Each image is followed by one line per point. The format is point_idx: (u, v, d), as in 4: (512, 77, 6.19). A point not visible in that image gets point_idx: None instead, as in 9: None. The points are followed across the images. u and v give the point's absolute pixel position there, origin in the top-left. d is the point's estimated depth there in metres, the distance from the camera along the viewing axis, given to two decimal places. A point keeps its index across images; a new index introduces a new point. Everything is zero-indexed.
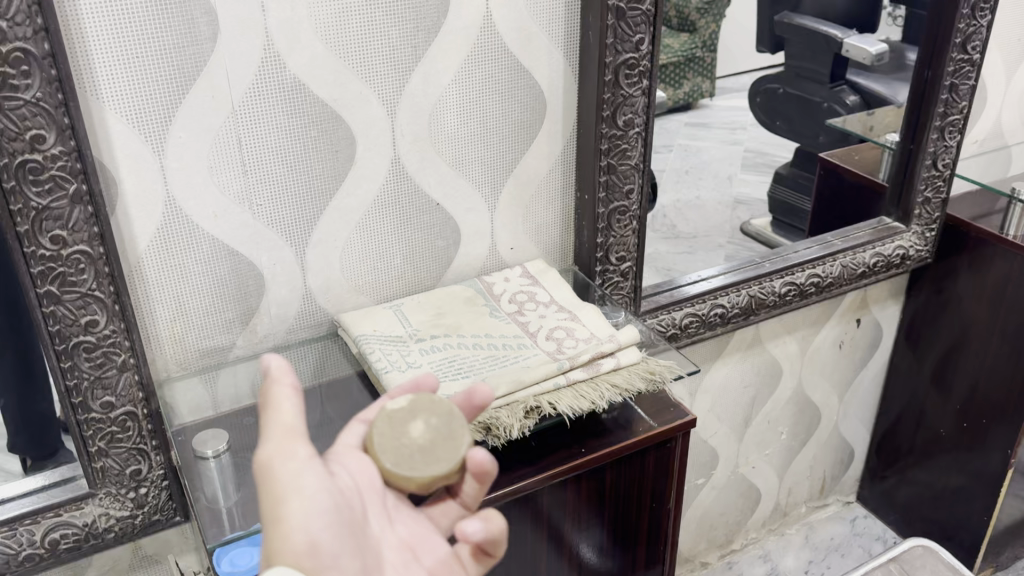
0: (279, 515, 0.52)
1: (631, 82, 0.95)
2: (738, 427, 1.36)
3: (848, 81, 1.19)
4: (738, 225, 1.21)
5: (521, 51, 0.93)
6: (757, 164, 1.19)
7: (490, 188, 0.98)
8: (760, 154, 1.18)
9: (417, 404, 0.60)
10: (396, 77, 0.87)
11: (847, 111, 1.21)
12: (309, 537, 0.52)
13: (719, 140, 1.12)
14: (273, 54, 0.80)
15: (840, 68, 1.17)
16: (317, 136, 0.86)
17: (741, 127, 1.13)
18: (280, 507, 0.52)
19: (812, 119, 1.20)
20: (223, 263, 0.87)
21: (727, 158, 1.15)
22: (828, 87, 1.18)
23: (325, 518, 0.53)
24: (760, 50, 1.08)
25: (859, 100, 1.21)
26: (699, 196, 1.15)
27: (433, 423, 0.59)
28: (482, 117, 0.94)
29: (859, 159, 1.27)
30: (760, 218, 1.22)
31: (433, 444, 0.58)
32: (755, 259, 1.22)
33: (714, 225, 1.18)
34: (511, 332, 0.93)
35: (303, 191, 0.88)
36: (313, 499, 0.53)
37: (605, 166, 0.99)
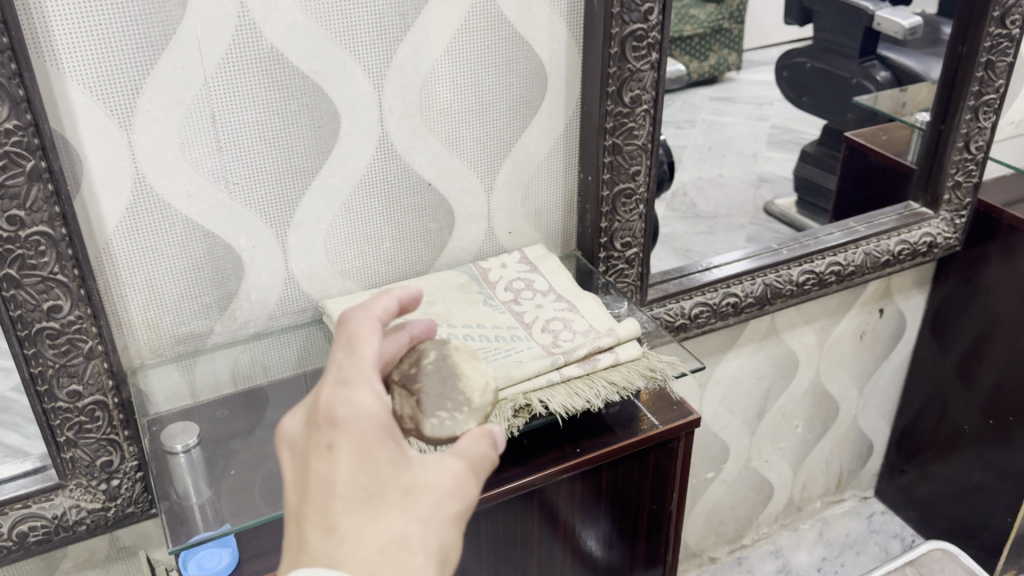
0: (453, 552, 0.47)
1: (638, 55, 0.88)
2: (751, 419, 1.30)
3: (878, 56, 1.10)
4: (761, 204, 1.14)
5: (520, 22, 0.86)
6: (784, 141, 1.12)
7: (487, 167, 0.92)
8: (787, 130, 1.11)
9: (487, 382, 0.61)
10: (384, 48, 0.81)
11: (876, 88, 1.13)
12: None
13: (743, 116, 1.06)
14: (247, 22, 0.75)
15: (871, 43, 1.09)
16: (297, 110, 0.80)
17: (767, 102, 1.07)
18: (456, 543, 0.47)
19: (838, 97, 1.13)
20: (198, 245, 0.82)
21: (750, 134, 1.09)
22: (858, 63, 1.10)
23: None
24: (787, 22, 1.03)
25: (890, 76, 1.13)
26: (721, 173, 1.10)
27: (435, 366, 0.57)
28: (477, 92, 0.88)
29: (886, 139, 1.20)
30: (785, 198, 1.15)
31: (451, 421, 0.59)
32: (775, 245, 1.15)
33: (735, 205, 1.13)
34: (505, 322, 0.88)
35: (283, 169, 0.82)
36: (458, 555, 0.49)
37: (609, 146, 0.93)
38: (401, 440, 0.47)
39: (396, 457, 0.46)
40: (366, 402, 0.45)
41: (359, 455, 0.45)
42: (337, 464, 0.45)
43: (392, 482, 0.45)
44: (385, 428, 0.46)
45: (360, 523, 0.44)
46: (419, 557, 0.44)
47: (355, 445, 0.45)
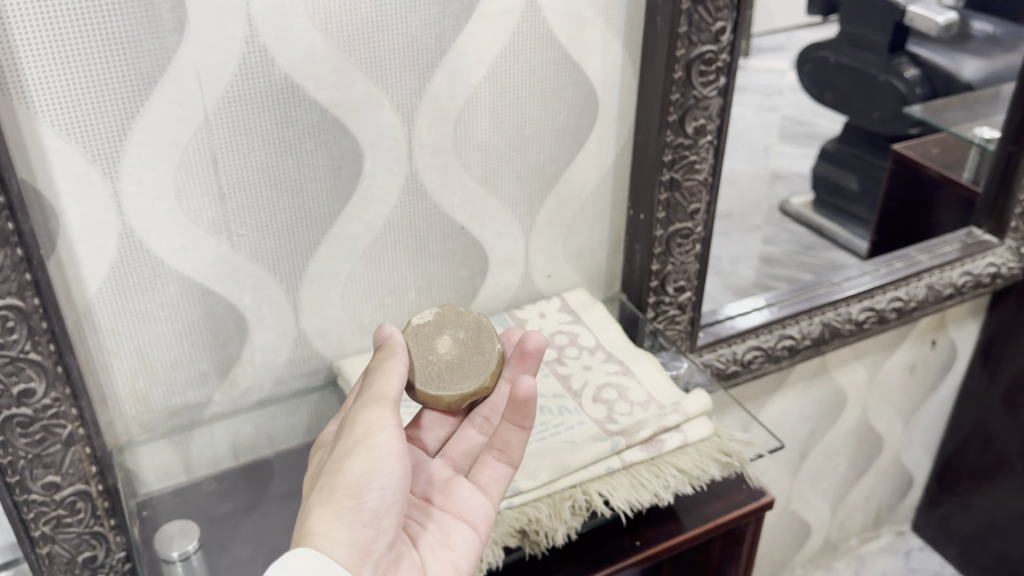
0: (342, 474, 0.51)
1: (706, 80, 0.77)
2: (793, 460, 1.22)
3: (908, 53, 0.97)
4: (777, 204, 1.00)
5: (571, 42, 0.74)
6: (796, 134, 0.98)
7: (526, 207, 0.80)
8: (798, 122, 0.97)
9: (441, 318, 0.63)
10: (415, 76, 0.69)
11: (907, 89, 1.01)
12: (360, 508, 0.51)
13: (754, 107, 0.90)
14: (257, 48, 0.62)
15: (902, 39, 0.95)
16: (313, 149, 0.68)
17: (778, 91, 0.92)
18: (344, 466, 0.51)
19: (863, 95, 1.00)
20: (194, 307, 0.70)
21: (761, 127, 0.93)
22: (885, 59, 0.97)
23: (383, 505, 0.52)
24: (809, 13, 0.90)
25: (921, 76, 1.00)
26: (732, 169, 0.92)
27: (460, 337, 0.62)
28: (520, 123, 0.76)
29: (938, 153, 1.09)
30: (800, 196, 1.02)
31: (459, 358, 0.62)
32: (790, 245, 1.03)
33: (749, 204, 0.97)
34: (550, 390, 0.76)
35: (296, 218, 0.70)
36: (379, 471, 0.52)
37: (667, 182, 0.81)
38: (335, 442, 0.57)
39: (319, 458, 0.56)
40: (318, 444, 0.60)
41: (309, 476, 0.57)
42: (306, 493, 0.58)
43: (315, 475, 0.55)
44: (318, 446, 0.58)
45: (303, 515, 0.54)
46: (315, 510, 0.51)
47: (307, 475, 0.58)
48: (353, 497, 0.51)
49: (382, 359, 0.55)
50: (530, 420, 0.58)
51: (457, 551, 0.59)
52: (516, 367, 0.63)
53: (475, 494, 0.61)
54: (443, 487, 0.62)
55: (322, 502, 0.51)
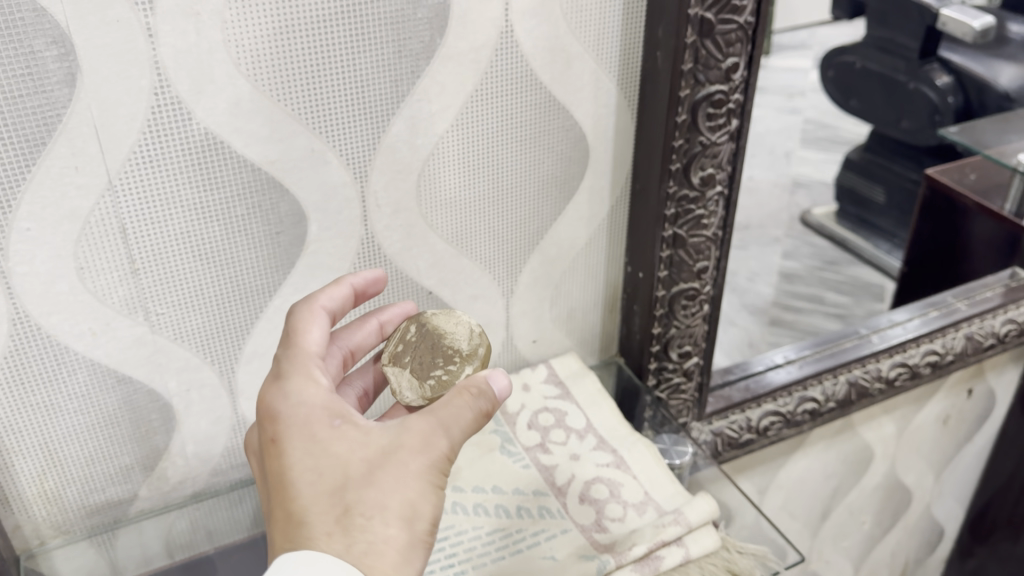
0: (424, 498, 0.42)
1: (716, 124, 0.65)
2: (814, 521, 1.12)
3: (939, 58, 0.92)
4: (799, 213, 0.96)
5: (556, 82, 0.63)
6: (820, 139, 0.95)
7: (505, 267, 0.70)
8: (821, 125, 0.95)
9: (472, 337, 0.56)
10: (368, 127, 0.58)
11: (939, 99, 0.95)
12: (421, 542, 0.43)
13: (775, 107, 0.85)
14: (170, 100, 0.51)
15: (932, 41, 0.91)
16: (244, 215, 0.57)
17: (799, 92, 0.88)
18: (430, 492, 0.42)
19: (893, 103, 0.97)
20: (109, 396, 0.59)
21: (783, 130, 0.89)
22: (916, 65, 0.92)
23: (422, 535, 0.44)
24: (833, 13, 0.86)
25: (954, 83, 0.94)
26: (751, 177, 0.87)
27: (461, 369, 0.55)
28: (497, 174, 0.65)
29: (976, 179, 1.02)
30: (823, 206, 0.99)
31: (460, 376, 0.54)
32: (813, 261, 0.98)
33: (771, 214, 0.92)
34: (530, 484, 0.65)
35: (226, 290, 0.59)
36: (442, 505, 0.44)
37: (669, 238, 0.70)
38: (354, 416, 0.44)
39: (342, 433, 0.43)
40: (307, 393, 0.44)
41: (306, 445, 0.42)
42: (282, 457, 0.42)
43: (341, 456, 0.42)
44: (323, 410, 0.44)
45: (319, 505, 0.41)
46: (387, 531, 0.41)
47: (296, 438, 0.43)
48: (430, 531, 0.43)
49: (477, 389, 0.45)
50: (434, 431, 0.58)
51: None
52: None
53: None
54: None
55: (399, 523, 0.41)
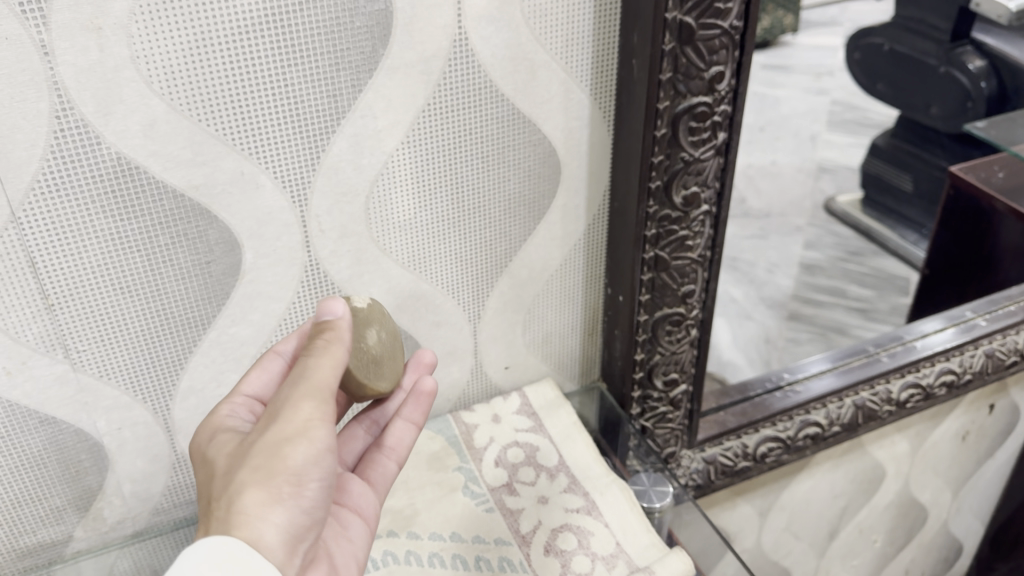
0: (276, 455, 0.39)
1: (700, 138, 0.59)
2: (821, 541, 1.06)
3: (972, 40, 0.84)
4: (822, 201, 0.94)
5: (520, 93, 0.57)
6: (846, 121, 0.91)
7: (471, 292, 0.64)
8: (850, 107, 0.91)
9: (373, 310, 0.51)
10: (304, 147, 0.52)
11: (972, 85, 0.87)
12: (300, 500, 0.39)
13: (800, 88, 0.84)
14: (74, 124, 0.46)
15: (965, 24, 0.83)
16: (168, 245, 0.52)
17: (827, 72, 0.87)
18: (284, 446, 0.39)
19: (925, 87, 0.89)
20: (33, 437, 0.55)
21: (809, 112, 0.89)
22: (945, 47, 0.85)
23: (317, 496, 0.40)
24: None
25: (988, 67, 0.86)
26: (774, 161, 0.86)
27: (385, 337, 0.51)
28: (457, 195, 0.59)
29: (1004, 178, 0.94)
30: (848, 194, 0.95)
31: (384, 358, 0.51)
32: (836, 250, 0.94)
33: (791, 202, 0.91)
34: (493, 532, 0.60)
35: (155, 323, 0.54)
36: (324, 458, 0.40)
37: (651, 261, 0.64)
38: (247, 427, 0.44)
39: (224, 441, 0.43)
40: (212, 424, 0.46)
41: (198, 463, 0.44)
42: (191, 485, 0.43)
43: (212, 459, 0.42)
44: (221, 430, 0.45)
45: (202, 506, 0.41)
46: (237, 499, 0.38)
47: (197, 460, 0.44)
48: (296, 482, 0.39)
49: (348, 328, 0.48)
50: (427, 412, 0.52)
51: (356, 549, 0.47)
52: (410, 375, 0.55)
53: (365, 491, 0.50)
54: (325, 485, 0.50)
55: (250, 486, 0.38)
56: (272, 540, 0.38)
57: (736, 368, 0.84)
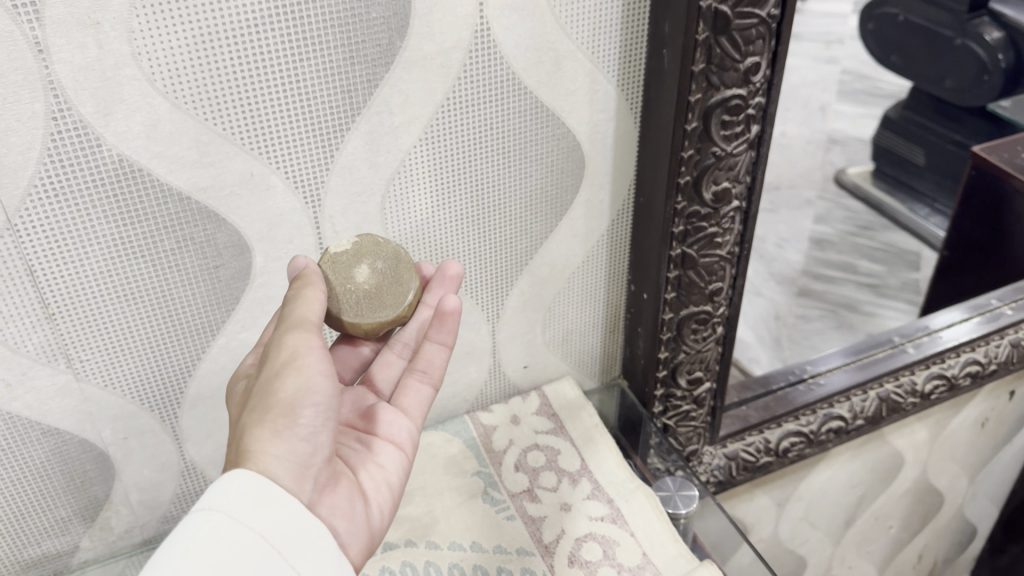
0: (272, 391, 0.41)
1: (733, 131, 0.56)
2: (837, 529, 1.04)
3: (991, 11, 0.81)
4: (833, 173, 0.95)
5: (545, 85, 0.54)
6: (860, 91, 0.93)
7: (491, 291, 0.61)
8: (862, 76, 0.92)
9: (360, 245, 0.50)
10: (317, 146, 0.49)
11: (988, 58, 0.84)
12: (300, 430, 0.41)
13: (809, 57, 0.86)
14: (73, 126, 0.43)
15: None
16: (175, 249, 0.49)
17: (836, 39, 0.88)
18: (276, 383, 0.41)
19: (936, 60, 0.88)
20: (36, 449, 0.52)
21: (819, 81, 0.90)
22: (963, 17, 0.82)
23: (320, 424, 0.42)
24: None
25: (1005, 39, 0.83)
26: (783, 132, 0.88)
27: (378, 266, 0.50)
28: (477, 192, 0.56)
29: None
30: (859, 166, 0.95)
31: (380, 290, 0.49)
32: (845, 224, 0.95)
33: (805, 174, 0.93)
34: (516, 542, 0.58)
35: (162, 330, 0.52)
36: (316, 385, 0.41)
37: (678, 258, 0.61)
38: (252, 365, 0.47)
39: (240, 387, 0.46)
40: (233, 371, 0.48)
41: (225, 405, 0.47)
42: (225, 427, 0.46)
43: (232, 405, 0.45)
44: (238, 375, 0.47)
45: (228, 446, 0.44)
46: (246, 437, 0.41)
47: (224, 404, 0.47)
48: (292, 414, 0.41)
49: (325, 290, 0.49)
50: (456, 334, 0.50)
51: (391, 475, 0.49)
52: (438, 292, 0.53)
53: (399, 417, 0.51)
54: (362, 416, 0.52)
55: (253, 426, 0.41)
56: (279, 472, 0.40)
57: (748, 349, 0.84)
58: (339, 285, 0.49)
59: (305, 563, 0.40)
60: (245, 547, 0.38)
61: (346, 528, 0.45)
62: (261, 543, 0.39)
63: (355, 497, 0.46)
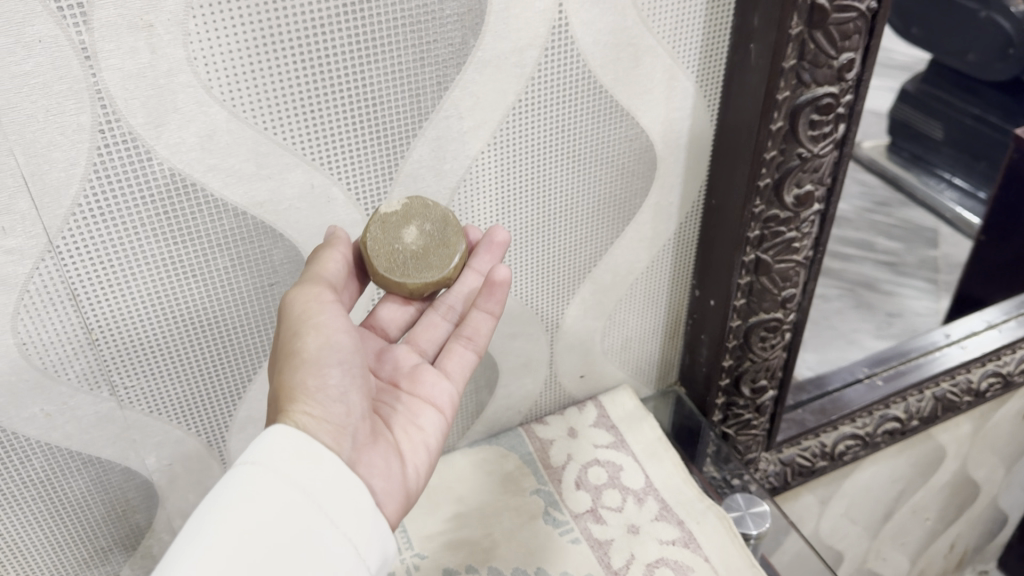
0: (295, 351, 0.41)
1: (820, 130, 0.52)
2: (875, 523, 1.02)
3: None
4: None
5: (622, 84, 0.50)
6: None
7: (552, 301, 0.58)
8: None
9: (410, 204, 0.45)
10: (381, 153, 0.45)
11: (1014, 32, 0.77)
12: (326, 387, 0.41)
13: None
14: (122, 140, 0.39)
15: None
16: (224, 263, 0.45)
17: None
18: (296, 340, 0.40)
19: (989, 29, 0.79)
20: (77, 480, 0.49)
21: None
22: None
23: (345, 380, 0.41)
24: None
25: None
26: None
27: (428, 228, 0.45)
28: (543, 199, 0.52)
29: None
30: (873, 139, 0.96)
31: (428, 251, 0.46)
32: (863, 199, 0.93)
33: None
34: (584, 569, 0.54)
35: (209, 348, 0.48)
36: (338, 341, 0.41)
37: (751, 264, 0.57)
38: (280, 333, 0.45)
39: None
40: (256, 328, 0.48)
41: None
42: None
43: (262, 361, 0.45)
44: None
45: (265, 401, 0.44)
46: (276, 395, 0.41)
47: None
48: (318, 371, 0.40)
49: (367, 253, 0.44)
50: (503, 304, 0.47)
51: (429, 437, 0.46)
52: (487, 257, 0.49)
53: (442, 380, 0.48)
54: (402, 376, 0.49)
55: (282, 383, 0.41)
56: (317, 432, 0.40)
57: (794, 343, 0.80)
58: (386, 245, 0.45)
59: (346, 518, 0.39)
60: (284, 502, 0.38)
61: (386, 490, 0.43)
62: (301, 496, 0.38)
63: (392, 456, 0.44)
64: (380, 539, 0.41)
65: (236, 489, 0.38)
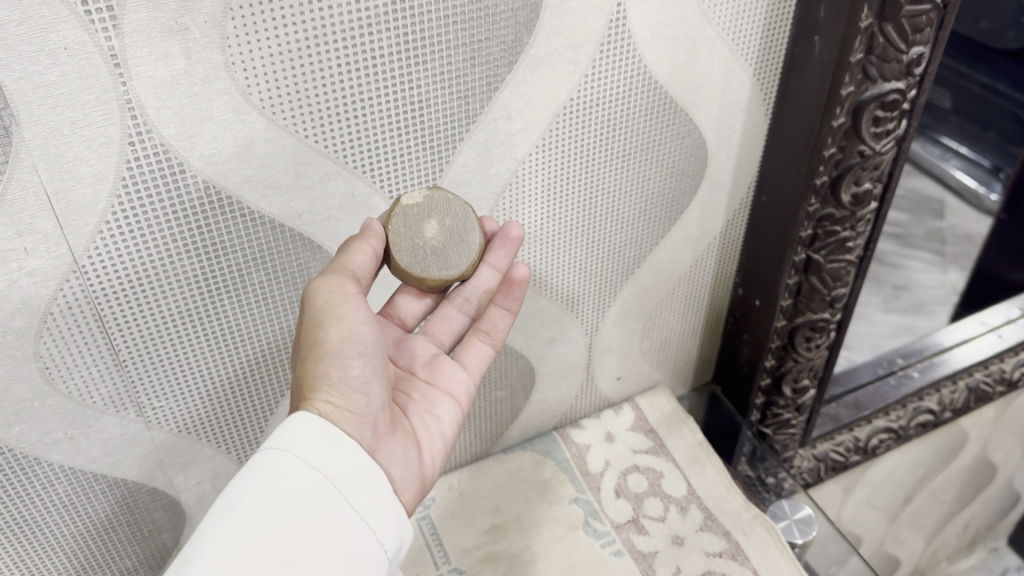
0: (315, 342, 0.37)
1: (883, 128, 0.49)
2: (895, 507, 1.01)
3: None
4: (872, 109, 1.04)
5: (678, 80, 0.47)
6: None
7: (593, 304, 0.55)
8: None
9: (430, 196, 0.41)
10: (427, 159, 0.42)
11: None
12: (348, 378, 0.37)
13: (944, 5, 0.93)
14: (154, 153, 0.36)
15: None
16: (255, 275, 0.42)
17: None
18: (318, 332, 0.37)
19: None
20: (102, 502, 0.46)
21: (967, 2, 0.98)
22: None
23: (370, 373, 0.38)
24: None
25: None
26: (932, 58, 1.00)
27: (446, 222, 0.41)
28: (589, 201, 0.49)
29: None
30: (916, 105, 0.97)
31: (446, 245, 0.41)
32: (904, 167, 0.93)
33: None
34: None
35: (237, 361, 0.45)
36: (362, 334, 0.37)
37: (801, 264, 0.55)
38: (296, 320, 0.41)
39: None
40: None
41: None
42: None
43: None
44: None
45: None
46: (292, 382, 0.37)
47: None
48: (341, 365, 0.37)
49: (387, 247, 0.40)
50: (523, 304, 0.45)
51: (446, 427, 0.44)
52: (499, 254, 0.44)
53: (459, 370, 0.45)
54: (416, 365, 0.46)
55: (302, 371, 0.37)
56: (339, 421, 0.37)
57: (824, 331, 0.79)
58: (407, 239, 0.40)
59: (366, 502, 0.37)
60: (304, 483, 0.36)
61: (403, 478, 0.40)
62: (323, 480, 0.36)
63: (410, 445, 0.41)
64: (397, 521, 0.38)
65: (254, 468, 0.36)
